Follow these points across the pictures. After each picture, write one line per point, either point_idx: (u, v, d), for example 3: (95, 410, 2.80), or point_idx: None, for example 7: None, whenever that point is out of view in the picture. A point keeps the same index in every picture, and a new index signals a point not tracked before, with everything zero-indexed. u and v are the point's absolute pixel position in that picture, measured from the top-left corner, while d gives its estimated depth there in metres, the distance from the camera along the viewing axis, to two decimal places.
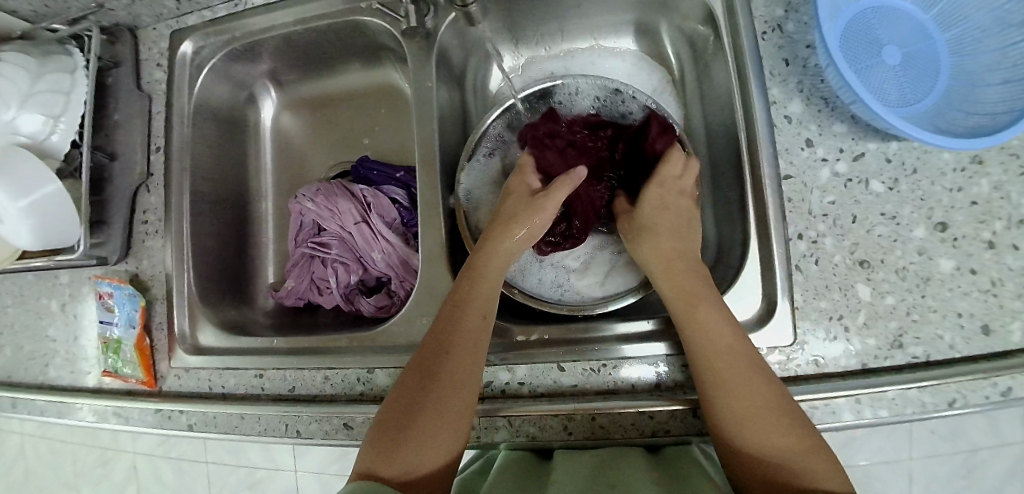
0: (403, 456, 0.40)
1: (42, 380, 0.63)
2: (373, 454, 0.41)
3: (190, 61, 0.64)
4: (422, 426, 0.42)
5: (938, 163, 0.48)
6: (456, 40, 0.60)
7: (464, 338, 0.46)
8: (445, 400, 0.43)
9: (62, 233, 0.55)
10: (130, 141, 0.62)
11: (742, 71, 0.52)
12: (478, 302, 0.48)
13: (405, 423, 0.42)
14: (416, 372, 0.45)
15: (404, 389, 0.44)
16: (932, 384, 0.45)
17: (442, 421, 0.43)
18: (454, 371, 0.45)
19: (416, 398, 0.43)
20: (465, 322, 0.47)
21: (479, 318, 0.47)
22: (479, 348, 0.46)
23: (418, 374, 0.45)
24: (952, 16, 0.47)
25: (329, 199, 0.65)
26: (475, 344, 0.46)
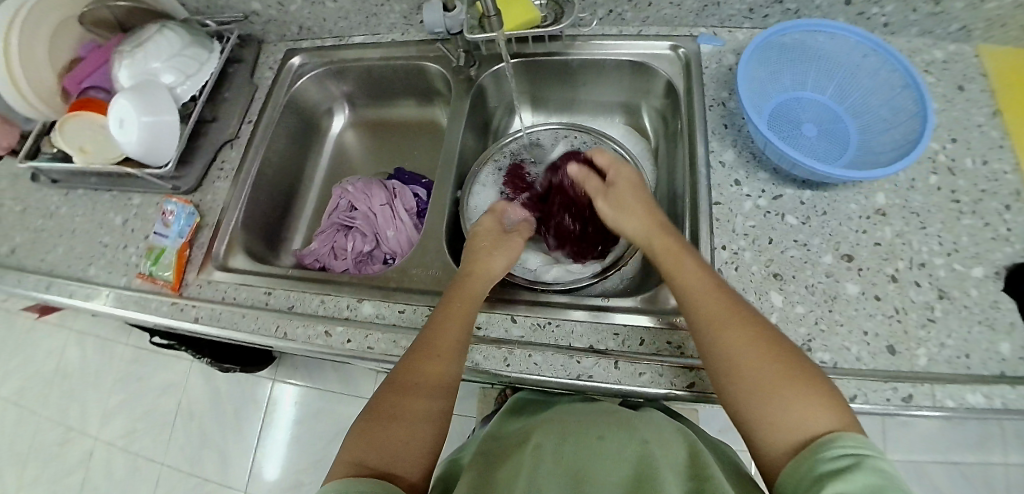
0: (380, 446, 0.44)
1: (81, 275, 0.73)
2: (356, 447, 0.44)
3: (295, 70, 0.85)
4: (398, 424, 0.45)
5: (845, 210, 0.59)
6: (494, 85, 0.79)
7: (442, 339, 0.50)
8: (419, 399, 0.47)
9: (160, 153, 0.70)
10: (229, 111, 0.81)
11: (692, 132, 0.66)
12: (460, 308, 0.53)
13: (391, 430, 0.45)
14: (402, 370, 0.49)
15: (387, 396, 0.48)
16: (834, 377, 0.50)
17: (421, 427, 0.46)
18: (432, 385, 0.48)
19: (399, 393, 0.47)
20: (442, 328, 0.51)
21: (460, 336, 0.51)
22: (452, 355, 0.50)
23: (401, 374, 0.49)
24: (861, 108, 0.62)
25: (367, 187, 0.80)
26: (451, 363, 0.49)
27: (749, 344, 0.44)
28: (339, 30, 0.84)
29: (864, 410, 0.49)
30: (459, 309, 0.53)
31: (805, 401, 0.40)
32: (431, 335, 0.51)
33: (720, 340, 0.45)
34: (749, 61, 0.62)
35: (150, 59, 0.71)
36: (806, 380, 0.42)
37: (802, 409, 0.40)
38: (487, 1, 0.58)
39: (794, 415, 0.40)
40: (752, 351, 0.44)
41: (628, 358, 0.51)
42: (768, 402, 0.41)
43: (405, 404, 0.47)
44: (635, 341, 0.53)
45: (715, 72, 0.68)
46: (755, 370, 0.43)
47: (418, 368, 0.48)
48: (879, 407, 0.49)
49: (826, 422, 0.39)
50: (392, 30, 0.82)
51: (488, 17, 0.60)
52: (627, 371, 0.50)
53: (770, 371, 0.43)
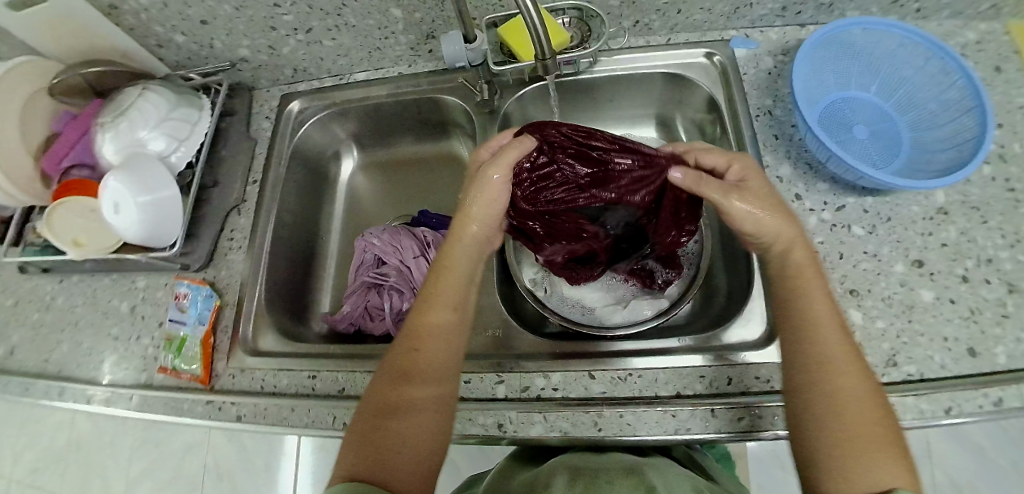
0: (379, 455, 0.44)
1: (93, 375, 0.67)
2: (354, 457, 0.44)
3: (295, 117, 0.79)
4: (396, 427, 0.45)
5: (907, 215, 0.59)
6: (517, 112, 0.74)
7: (434, 336, 0.50)
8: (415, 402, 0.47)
9: (165, 232, 0.63)
10: (230, 172, 0.74)
11: (742, 143, 0.65)
12: (445, 298, 0.51)
13: (385, 438, 0.45)
14: (393, 367, 0.49)
15: (377, 402, 0.47)
16: (927, 392, 0.50)
17: (415, 432, 0.45)
18: (424, 388, 0.47)
19: (395, 395, 0.47)
20: (433, 322, 0.50)
21: (443, 336, 0.50)
22: (441, 353, 0.49)
23: (394, 374, 0.48)
24: (906, 105, 0.62)
25: (394, 237, 0.75)
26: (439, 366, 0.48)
27: (855, 396, 0.42)
28: (338, 68, 0.78)
29: (958, 421, 0.49)
30: (443, 301, 0.51)
31: (884, 463, 0.39)
32: (418, 335, 0.50)
33: (834, 375, 0.42)
34: (800, 66, 0.60)
35: (135, 130, 0.63)
36: (890, 438, 0.40)
37: (874, 468, 0.39)
38: (545, 46, 0.50)
39: (862, 475, 0.39)
40: (859, 404, 0.41)
41: (723, 405, 0.50)
42: (844, 461, 0.40)
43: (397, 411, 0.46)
44: (722, 382, 0.52)
45: (756, 78, 0.67)
46: (854, 422, 0.41)
47: (411, 365, 0.48)
48: (972, 416, 0.49)
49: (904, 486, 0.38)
50: (397, 62, 0.76)
51: (543, 60, 0.53)
52: (726, 418, 0.50)
53: (873, 427, 0.41)
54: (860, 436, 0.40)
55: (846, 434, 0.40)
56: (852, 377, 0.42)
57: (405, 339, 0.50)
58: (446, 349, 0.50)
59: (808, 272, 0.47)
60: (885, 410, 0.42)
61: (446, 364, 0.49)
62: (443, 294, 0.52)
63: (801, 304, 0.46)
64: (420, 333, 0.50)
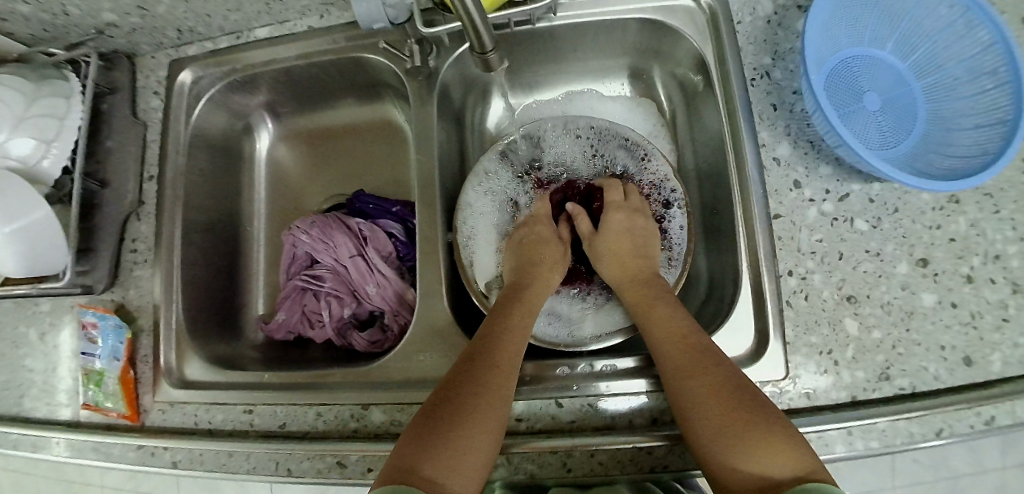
0: (436, 456, 0.39)
1: (15, 411, 0.61)
2: (409, 454, 0.39)
3: (188, 91, 0.63)
4: (457, 431, 0.40)
5: (916, 203, 0.51)
6: (457, 76, 0.61)
7: (504, 350, 0.47)
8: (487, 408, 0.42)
9: (51, 259, 0.53)
10: (122, 168, 0.62)
11: (733, 116, 0.54)
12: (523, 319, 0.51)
13: (446, 446, 0.40)
14: (454, 371, 0.45)
15: (442, 403, 0.43)
16: (920, 415, 0.46)
17: (478, 447, 0.40)
18: (487, 400, 0.43)
19: (457, 397, 0.43)
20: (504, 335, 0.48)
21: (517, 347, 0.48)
22: (510, 365, 0.46)
23: (456, 379, 0.44)
24: (926, 66, 0.51)
25: (324, 232, 0.63)
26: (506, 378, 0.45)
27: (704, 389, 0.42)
28: (232, 25, 0.63)
29: (949, 442, 0.46)
30: (521, 325, 0.50)
31: (770, 445, 0.38)
32: (499, 345, 0.47)
33: (674, 377, 0.44)
34: (812, 18, 0.48)
35: None
36: (751, 425, 0.39)
37: (760, 457, 0.38)
38: (481, 39, 0.40)
39: (757, 464, 0.38)
40: (706, 394, 0.42)
41: None
42: (728, 445, 0.39)
43: (467, 415, 0.42)
44: None
45: (752, 29, 0.55)
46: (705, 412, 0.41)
47: (472, 366, 0.45)
48: (962, 437, 0.46)
49: (780, 469, 0.37)
50: (304, 13, 0.61)
51: (482, 55, 0.43)
52: None
53: (721, 415, 0.41)
54: (727, 431, 0.40)
55: (709, 433, 0.40)
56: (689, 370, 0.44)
57: (484, 345, 0.47)
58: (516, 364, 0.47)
59: (653, 291, 0.53)
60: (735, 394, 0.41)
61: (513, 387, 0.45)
62: (523, 321, 0.50)
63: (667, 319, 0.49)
64: (497, 346, 0.47)
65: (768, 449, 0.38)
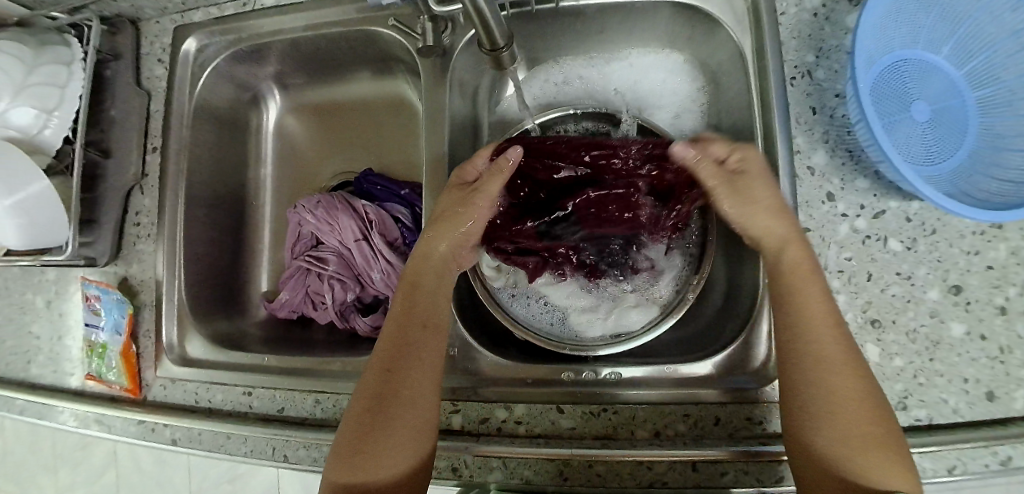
0: (369, 461, 0.41)
1: (23, 376, 0.62)
2: (339, 464, 0.41)
3: (193, 60, 0.61)
4: (380, 429, 0.42)
5: (956, 226, 0.47)
6: (471, 59, 0.57)
7: (415, 335, 0.45)
8: (403, 402, 0.43)
9: (50, 233, 0.54)
10: (126, 139, 0.60)
11: (768, 117, 0.49)
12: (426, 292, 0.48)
13: (375, 439, 0.42)
14: (375, 368, 0.45)
15: (366, 400, 0.43)
16: (933, 450, 0.45)
17: (404, 430, 0.42)
18: (409, 393, 0.43)
19: (378, 395, 0.43)
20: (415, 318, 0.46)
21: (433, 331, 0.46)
22: (427, 349, 0.45)
23: (377, 375, 0.44)
24: (984, 76, 0.47)
25: (329, 213, 0.61)
26: (423, 367, 0.44)
27: (849, 397, 0.39)
28: None
29: (960, 478, 0.45)
30: (429, 289, 0.49)
31: (888, 465, 0.37)
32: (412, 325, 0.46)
33: (812, 375, 0.40)
34: (866, 17, 0.43)
35: None
36: (881, 442, 0.38)
37: (882, 477, 0.37)
38: (494, 33, 0.39)
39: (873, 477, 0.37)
40: (849, 406, 0.39)
41: (708, 460, 0.44)
42: (835, 449, 0.38)
43: (392, 408, 0.42)
44: (709, 423, 0.46)
45: (795, 22, 0.50)
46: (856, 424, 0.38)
47: (395, 363, 0.44)
48: (975, 474, 0.45)
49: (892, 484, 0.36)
50: None
51: (493, 52, 0.42)
52: (709, 472, 0.45)
53: (864, 417, 0.39)
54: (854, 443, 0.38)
55: (840, 436, 0.38)
56: (834, 373, 0.40)
57: (393, 330, 0.46)
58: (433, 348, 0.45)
59: (801, 266, 0.43)
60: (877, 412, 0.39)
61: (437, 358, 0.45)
62: (422, 287, 0.48)
63: (789, 292, 0.43)
64: (411, 322, 0.46)
65: (890, 465, 0.37)
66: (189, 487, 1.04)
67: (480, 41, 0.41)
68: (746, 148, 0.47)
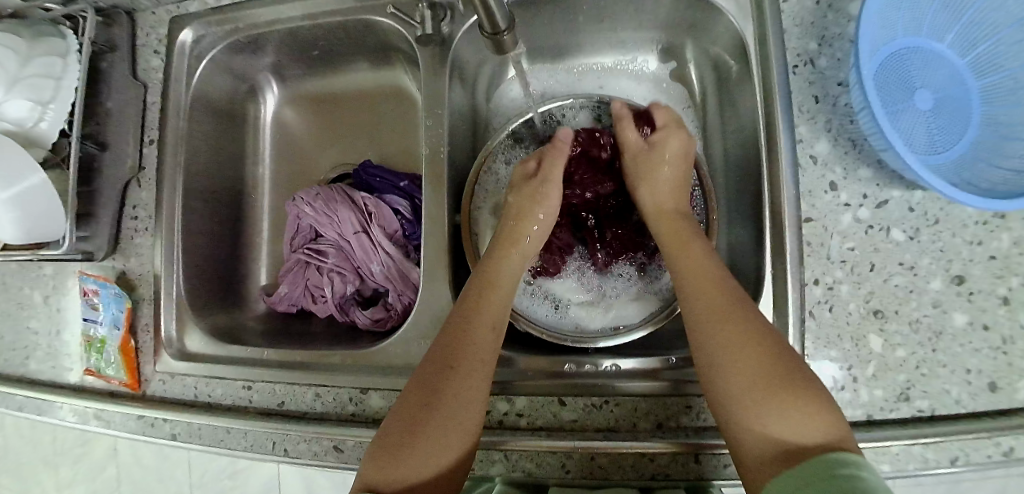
0: (401, 472, 0.39)
1: (22, 372, 0.62)
2: (373, 470, 0.39)
3: (190, 50, 0.60)
4: (421, 443, 0.40)
5: (959, 216, 0.47)
6: (471, 48, 0.57)
7: (475, 353, 0.43)
8: (447, 419, 0.41)
9: (46, 228, 0.53)
10: (123, 132, 0.60)
11: (770, 106, 0.49)
12: (490, 306, 0.47)
13: (417, 429, 0.40)
14: (422, 376, 0.43)
15: (409, 405, 0.42)
16: (937, 441, 0.45)
17: (449, 424, 0.41)
18: (457, 407, 0.41)
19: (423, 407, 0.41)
20: (471, 331, 0.44)
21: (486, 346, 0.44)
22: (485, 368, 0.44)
23: (423, 388, 0.42)
24: (988, 63, 0.46)
25: (328, 206, 0.61)
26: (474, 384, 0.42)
27: (737, 358, 0.40)
28: None
29: (963, 469, 0.45)
30: (506, 288, 0.49)
31: (802, 412, 0.37)
32: (472, 318, 0.45)
33: (708, 330, 0.42)
34: (871, 3, 0.43)
35: None
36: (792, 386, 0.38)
37: (794, 423, 0.37)
38: (496, 14, 0.37)
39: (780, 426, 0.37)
40: (737, 364, 0.40)
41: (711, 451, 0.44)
42: (744, 402, 0.38)
43: (439, 398, 0.41)
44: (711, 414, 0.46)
45: (798, 10, 0.50)
46: (734, 376, 0.39)
47: (441, 376, 0.42)
48: (977, 465, 0.45)
49: (808, 431, 0.36)
50: None
51: (494, 36, 0.40)
52: (711, 464, 0.45)
53: (755, 363, 0.39)
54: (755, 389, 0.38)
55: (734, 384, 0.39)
56: (719, 336, 0.41)
57: (453, 342, 0.44)
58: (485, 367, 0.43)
59: (688, 231, 0.49)
60: (779, 364, 0.39)
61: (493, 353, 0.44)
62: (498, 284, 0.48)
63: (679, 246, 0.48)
64: (474, 316, 0.45)
65: (805, 415, 0.37)
66: (190, 482, 1.04)
67: (481, 24, 0.40)
68: (672, 129, 0.55)
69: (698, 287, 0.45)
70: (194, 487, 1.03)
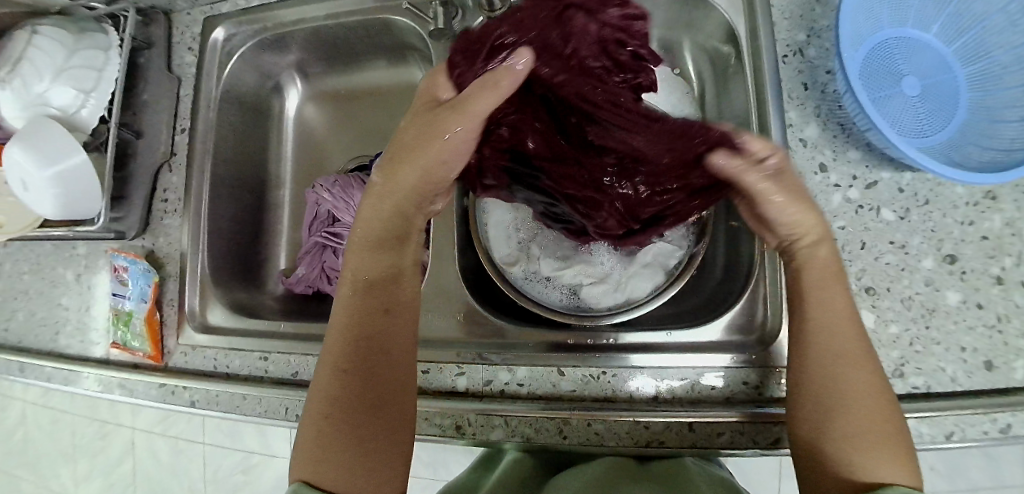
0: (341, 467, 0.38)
1: (52, 347, 0.66)
2: (307, 464, 0.39)
3: (221, 48, 0.65)
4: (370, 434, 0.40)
5: (950, 196, 0.48)
6: None
7: (396, 339, 0.43)
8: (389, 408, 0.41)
9: (84, 205, 0.57)
10: (156, 121, 0.64)
11: (761, 94, 0.52)
12: (403, 280, 0.45)
13: (354, 438, 0.39)
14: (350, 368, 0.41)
15: (338, 403, 0.40)
16: (931, 416, 0.45)
17: (395, 422, 0.41)
18: (394, 395, 0.41)
19: (353, 403, 0.40)
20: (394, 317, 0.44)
21: (404, 327, 0.44)
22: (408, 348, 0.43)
23: (354, 380, 0.41)
24: (975, 51, 0.48)
25: (344, 191, 0.64)
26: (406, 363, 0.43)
27: (873, 392, 0.37)
28: None
29: (959, 446, 0.45)
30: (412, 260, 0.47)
31: (898, 461, 0.36)
32: (380, 332, 0.43)
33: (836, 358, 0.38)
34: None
35: (32, 85, 0.56)
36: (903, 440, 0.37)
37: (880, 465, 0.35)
38: None
39: (868, 469, 0.35)
40: (869, 400, 0.37)
41: (705, 420, 0.46)
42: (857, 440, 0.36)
43: (366, 432, 0.40)
44: (705, 385, 0.48)
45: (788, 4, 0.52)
46: (851, 402, 0.37)
47: (375, 362, 0.41)
48: (973, 442, 0.45)
49: (894, 479, 0.35)
50: None
51: None
52: (706, 433, 0.46)
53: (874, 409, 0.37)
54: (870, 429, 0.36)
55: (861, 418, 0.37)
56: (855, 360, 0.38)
57: (371, 324, 0.43)
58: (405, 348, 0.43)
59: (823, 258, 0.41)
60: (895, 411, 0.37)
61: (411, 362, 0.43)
62: (394, 283, 0.45)
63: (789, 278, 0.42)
64: (385, 305, 0.44)
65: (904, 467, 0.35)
66: (203, 477, 1.06)
67: None
68: None
69: (829, 305, 0.39)
70: (207, 481, 1.06)
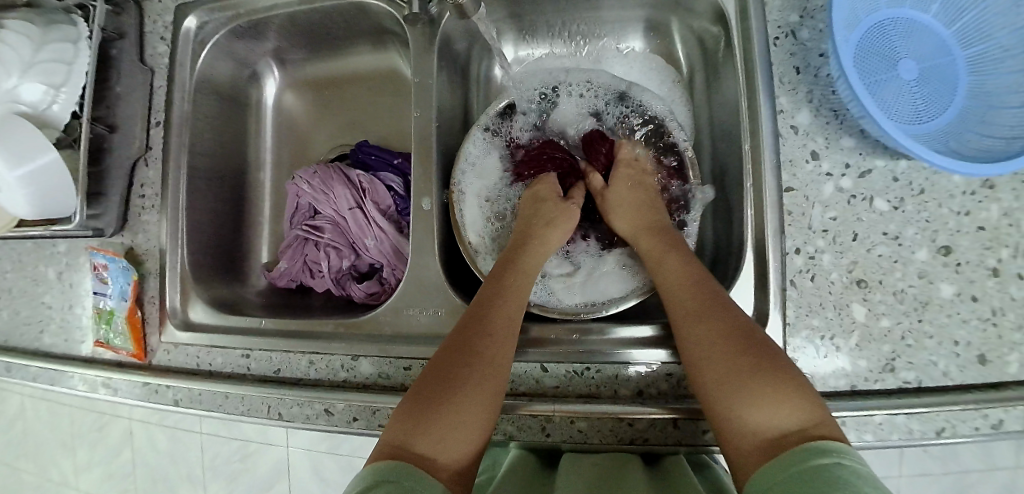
0: (430, 429, 0.38)
1: (36, 345, 0.65)
2: (398, 428, 0.39)
3: (194, 36, 0.62)
4: (450, 404, 0.40)
5: (946, 186, 0.46)
6: (462, 26, 0.58)
7: (500, 318, 0.45)
8: (476, 377, 0.41)
9: (58, 202, 0.55)
10: (131, 114, 0.62)
11: (751, 79, 0.50)
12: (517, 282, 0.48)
13: (446, 398, 0.40)
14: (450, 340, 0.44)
15: (436, 373, 0.42)
16: (922, 412, 0.44)
17: (479, 396, 0.41)
18: (485, 371, 0.42)
19: (444, 371, 0.42)
20: (498, 300, 0.46)
21: (514, 304, 0.46)
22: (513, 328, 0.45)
23: (446, 352, 0.43)
24: (975, 32, 0.46)
25: (326, 184, 0.63)
26: (508, 336, 0.44)
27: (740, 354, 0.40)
28: None
29: (950, 441, 0.44)
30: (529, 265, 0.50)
31: (775, 402, 0.36)
32: (495, 305, 0.46)
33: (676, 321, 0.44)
34: None
35: (4, 82, 0.55)
36: (773, 378, 0.37)
37: (770, 410, 0.36)
38: None
39: (750, 417, 0.37)
40: (722, 352, 0.40)
41: (688, 417, 0.45)
42: (733, 402, 0.38)
43: (456, 396, 0.40)
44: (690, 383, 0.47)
45: None
46: (712, 365, 0.40)
47: (467, 338, 0.43)
48: (966, 437, 0.44)
49: (783, 422, 0.36)
50: None
51: None
52: (689, 430, 0.45)
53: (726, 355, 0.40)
54: (731, 385, 0.38)
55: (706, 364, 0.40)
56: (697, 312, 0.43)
57: (478, 306, 0.46)
58: (509, 328, 0.45)
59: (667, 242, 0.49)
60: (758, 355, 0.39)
61: (510, 346, 0.44)
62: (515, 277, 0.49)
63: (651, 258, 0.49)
64: (506, 286, 0.48)
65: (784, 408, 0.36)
66: (201, 467, 1.08)
67: None
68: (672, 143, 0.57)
69: (669, 280, 0.46)
70: (205, 469, 1.07)
